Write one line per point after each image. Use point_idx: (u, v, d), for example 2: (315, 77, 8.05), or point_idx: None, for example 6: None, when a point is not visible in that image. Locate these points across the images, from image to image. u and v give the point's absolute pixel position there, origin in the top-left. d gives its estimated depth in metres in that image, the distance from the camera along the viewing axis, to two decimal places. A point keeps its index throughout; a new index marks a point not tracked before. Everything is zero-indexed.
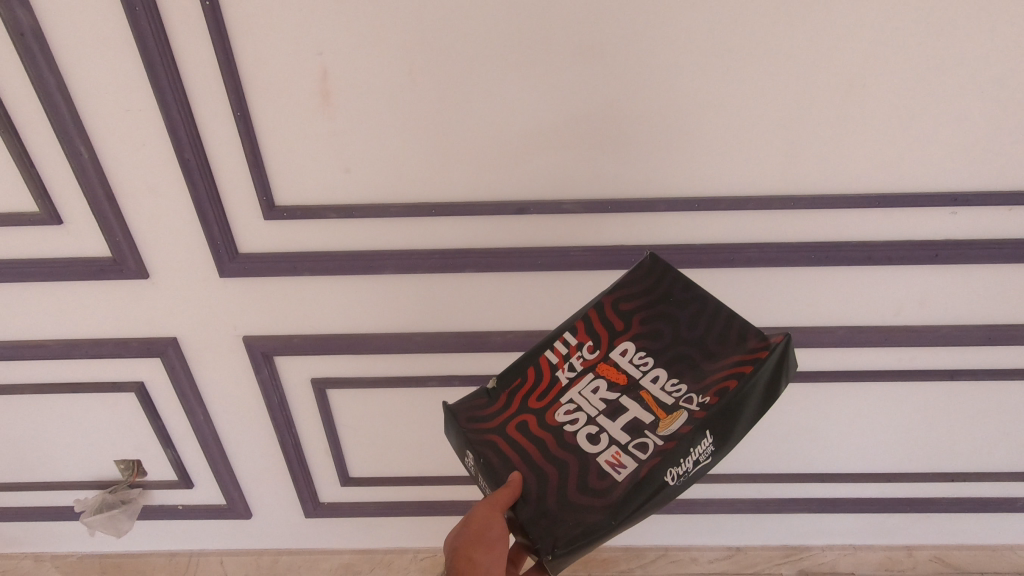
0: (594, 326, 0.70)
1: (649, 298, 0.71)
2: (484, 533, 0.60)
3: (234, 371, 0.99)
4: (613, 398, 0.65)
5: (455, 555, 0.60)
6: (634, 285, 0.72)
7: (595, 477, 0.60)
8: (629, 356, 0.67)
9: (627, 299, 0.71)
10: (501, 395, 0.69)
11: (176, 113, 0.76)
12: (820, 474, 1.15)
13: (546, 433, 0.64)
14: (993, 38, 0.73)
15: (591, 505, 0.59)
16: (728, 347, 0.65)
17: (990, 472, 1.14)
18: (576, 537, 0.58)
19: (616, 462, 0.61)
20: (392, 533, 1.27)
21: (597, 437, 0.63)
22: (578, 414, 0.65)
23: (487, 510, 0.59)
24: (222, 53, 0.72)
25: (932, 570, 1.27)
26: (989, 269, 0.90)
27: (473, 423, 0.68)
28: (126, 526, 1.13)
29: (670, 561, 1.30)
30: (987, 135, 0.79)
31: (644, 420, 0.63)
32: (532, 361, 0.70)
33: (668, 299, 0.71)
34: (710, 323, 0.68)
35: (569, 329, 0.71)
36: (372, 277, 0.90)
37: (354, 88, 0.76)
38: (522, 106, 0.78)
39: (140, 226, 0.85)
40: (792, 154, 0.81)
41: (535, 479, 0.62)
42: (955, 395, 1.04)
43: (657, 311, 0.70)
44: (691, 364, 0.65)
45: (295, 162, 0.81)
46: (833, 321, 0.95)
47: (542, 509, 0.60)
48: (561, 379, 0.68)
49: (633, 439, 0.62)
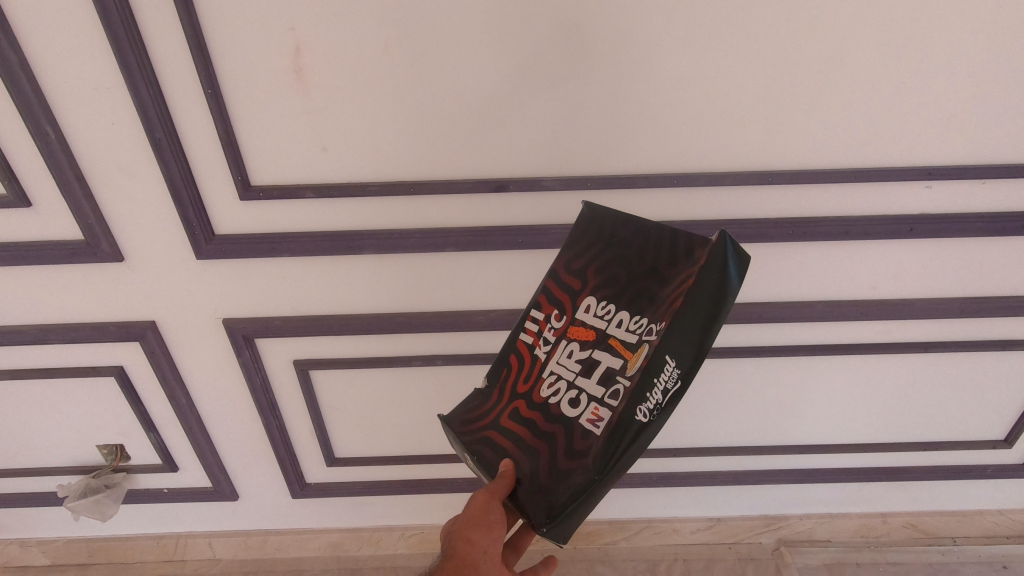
0: (554, 293, 0.68)
1: (598, 246, 0.67)
2: (483, 517, 0.63)
3: (214, 354, 0.99)
4: (586, 356, 0.64)
5: (456, 535, 0.63)
6: (580, 239, 0.68)
7: (579, 438, 0.61)
8: (593, 310, 0.64)
9: (579, 256, 0.67)
10: (494, 390, 0.70)
11: (144, 91, 0.73)
12: (799, 446, 1.18)
13: (535, 412, 0.65)
14: (980, 8, 0.72)
15: (577, 468, 0.60)
16: (679, 265, 0.59)
17: (962, 441, 1.18)
18: (569, 503, 0.59)
19: (596, 418, 0.61)
20: (380, 512, 1.29)
21: (577, 398, 0.63)
22: (559, 384, 0.64)
23: (489, 493, 0.62)
24: (190, 28, 0.70)
25: (904, 536, 1.32)
26: (966, 241, 0.91)
27: (471, 423, 0.70)
28: (110, 510, 1.13)
29: (654, 532, 1.33)
30: (969, 107, 0.80)
31: (616, 367, 0.61)
32: (512, 347, 0.70)
33: (615, 239, 0.66)
34: (658, 247, 0.62)
35: (534, 307, 0.69)
36: (352, 258, 0.89)
37: (329, 62, 0.75)
38: (503, 77, 0.76)
39: (113, 208, 0.83)
40: (773, 128, 0.81)
41: (531, 459, 0.64)
42: (931, 366, 1.07)
43: (606, 258, 0.65)
44: (646, 295, 0.61)
45: (272, 141, 0.80)
46: (812, 296, 0.97)
47: (539, 485, 0.62)
48: (539, 356, 0.67)
49: (609, 389, 0.61)
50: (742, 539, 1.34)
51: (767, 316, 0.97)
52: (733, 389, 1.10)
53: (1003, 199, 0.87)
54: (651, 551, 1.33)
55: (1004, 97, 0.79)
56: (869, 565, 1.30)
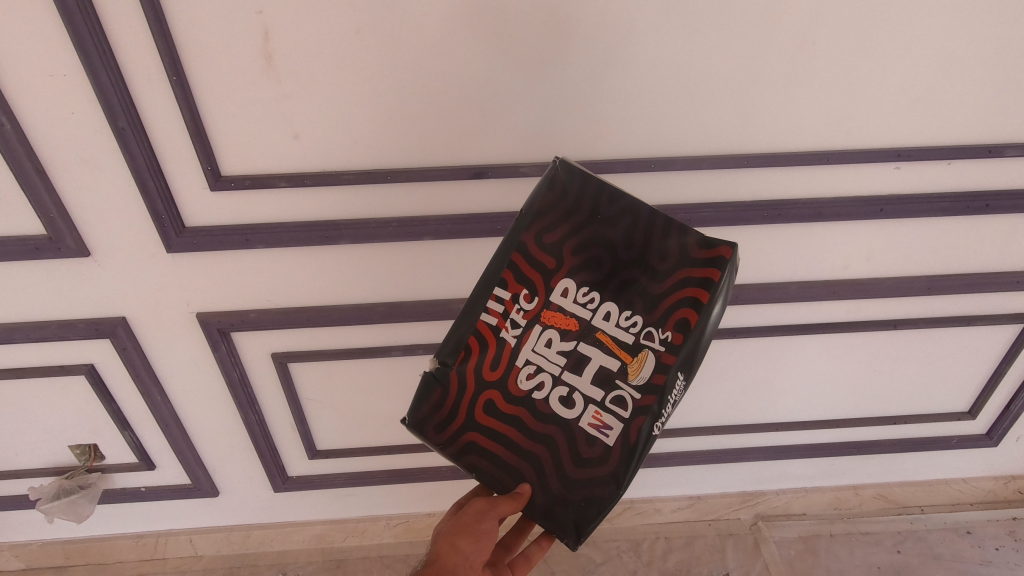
0: (525, 273, 0.63)
1: (576, 223, 0.63)
2: (471, 523, 0.66)
3: (190, 349, 0.97)
4: (571, 348, 0.64)
5: (442, 538, 0.65)
6: (554, 211, 0.63)
7: (585, 445, 0.65)
8: (572, 296, 0.63)
9: (551, 230, 0.63)
10: (454, 377, 0.65)
11: (105, 78, 0.71)
12: (774, 423, 1.21)
13: (518, 409, 0.65)
14: None
15: (590, 479, 0.66)
16: (677, 265, 0.61)
17: (928, 414, 1.23)
18: (590, 509, 0.66)
19: (599, 423, 0.64)
20: (365, 503, 1.28)
21: (571, 398, 0.64)
22: (542, 376, 0.64)
23: (482, 503, 0.66)
24: (151, 12, 0.67)
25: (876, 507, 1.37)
26: (932, 221, 0.94)
27: (446, 427, 0.66)
28: (86, 511, 1.11)
29: (635, 513, 1.35)
30: (934, 89, 0.81)
31: (611, 368, 0.63)
32: (471, 328, 0.64)
33: (597, 216, 0.62)
34: (649, 237, 0.62)
35: (497, 283, 0.64)
36: (329, 249, 0.88)
37: (299, 47, 0.73)
38: (479, 62, 0.76)
39: (77, 201, 0.80)
40: (747, 111, 0.82)
41: (535, 464, 0.66)
42: (899, 343, 1.10)
43: (588, 238, 0.63)
44: (638, 289, 0.62)
45: (243, 130, 0.78)
46: (786, 278, 0.99)
47: (554, 494, 0.67)
48: (507, 340, 0.64)
49: (608, 393, 0.63)
50: (721, 516, 1.37)
51: (743, 298, 0.99)
52: (710, 370, 1.12)
53: (967, 179, 0.90)
54: (632, 531, 1.36)
55: (966, 79, 0.81)
56: (843, 536, 1.35)
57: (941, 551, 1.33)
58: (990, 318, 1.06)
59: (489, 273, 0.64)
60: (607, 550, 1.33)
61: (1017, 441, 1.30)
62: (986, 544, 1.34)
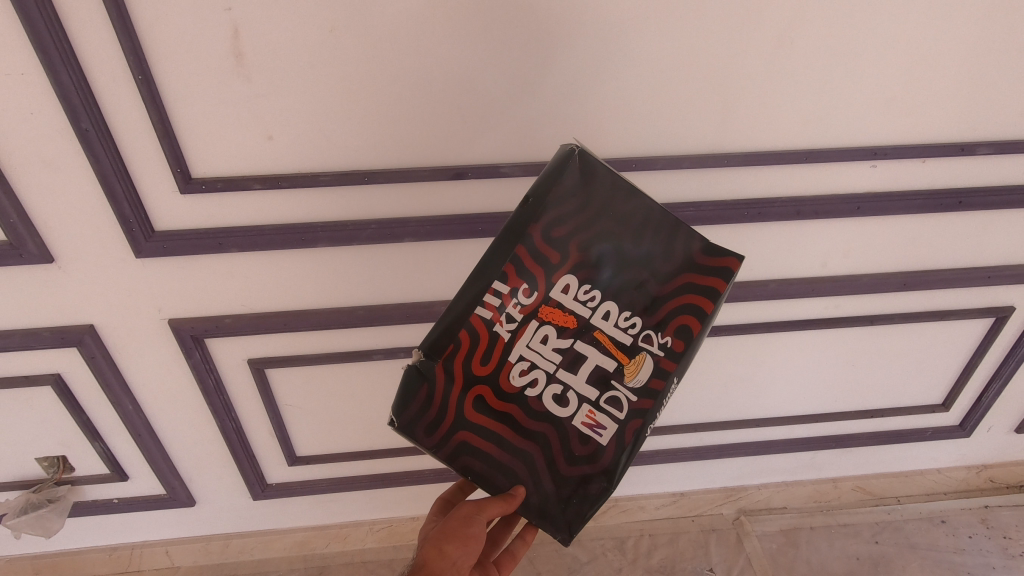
0: (528, 267, 0.59)
1: (586, 216, 0.59)
2: (459, 527, 0.65)
3: (162, 356, 0.94)
4: (567, 346, 0.61)
5: (429, 543, 0.64)
6: (566, 204, 0.58)
7: (579, 443, 0.64)
8: (573, 293, 0.60)
9: (559, 224, 0.59)
10: (444, 377, 0.60)
11: (66, 76, 0.68)
12: (756, 419, 1.22)
13: (511, 408, 0.62)
14: None
15: (584, 477, 0.66)
16: (682, 271, 0.61)
17: (904, 407, 1.25)
18: (581, 505, 0.67)
19: (593, 422, 0.63)
20: (347, 508, 1.26)
21: (565, 396, 0.63)
22: (536, 374, 0.62)
23: (470, 507, 0.66)
24: (113, 7, 0.64)
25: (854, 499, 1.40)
26: (907, 218, 0.95)
27: (435, 429, 0.62)
28: (54, 525, 1.08)
29: (620, 510, 1.36)
30: (908, 88, 0.82)
31: (607, 368, 0.62)
32: (465, 324, 0.59)
33: (609, 213, 0.59)
34: (658, 241, 0.60)
35: (496, 276, 0.59)
36: (306, 252, 0.86)
37: (270, 45, 0.70)
38: (456, 60, 0.74)
39: (39, 205, 0.77)
40: (726, 110, 0.82)
41: (527, 462, 0.65)
42: (876, 337, 1.12)
43: (597, 235, 0.59)
44: (639, 291, 0.61)
45: (213, 129, 0.75)
46: (766, 276, 0.99)
47: (547, 491, 0.67)
48: (502, 334, 0.60)
49: (604, 393, 0.63)
50: (704, 512, 1.38)
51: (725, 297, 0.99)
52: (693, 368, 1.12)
53: (941, 177, 0.91)
54: (617, 528, 1.36)
55: (939, 78, 0.82)
56: (823, 529, 1.37)
57: (917, 540, 1.35)
58: (963, 312, 1.08)
59: (489, 264, 0.59)
60: (592, 549, 1.33)
61: (989, 431, 1.33)
62: (960, 532, 1.37)
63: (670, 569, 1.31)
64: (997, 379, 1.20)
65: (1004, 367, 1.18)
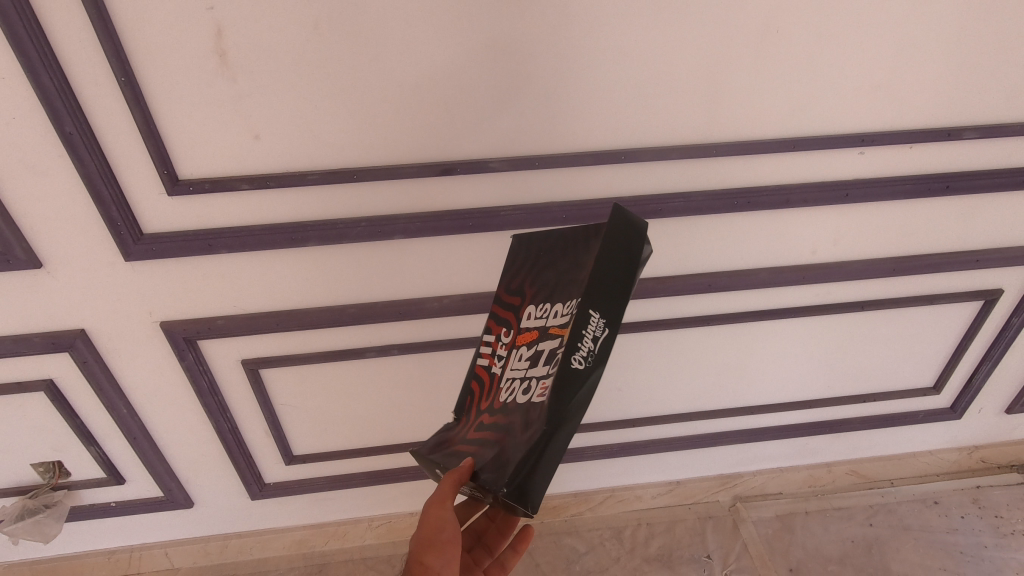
0: (503, 312, 0.69)
1: (531, 258, 0.67)
2: (432, 537, 0.65)
3: (155, 358, 0.94)
4: (532, 351, 0.63)
5: (411, 559, 0.65)
6: (519, 255, 0.69)
7: (530, 416, 0.58)
8: (533, 313, 0.65)
9: (516, 272, 0.69)
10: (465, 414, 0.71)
11: (48, 79, 0.67)
12: (750, 406, 1.23)
13: (497, 417, 0.65)
14: None
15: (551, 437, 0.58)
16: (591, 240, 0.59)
17: (895, 390, 1.26)
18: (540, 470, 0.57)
19: (539, 393, 0.58)
20: (345, 506, 1.27)
21: (526, 388, 0.61)
22: (512, 383, 0.64)
23: (434, 511, 0.65)
24: (94, 9, 0.64)
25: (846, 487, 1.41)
26: (895, 204, 0.96)
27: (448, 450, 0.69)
28: (52, 531, 1.07)
29: (617, 501, 1.37)
30: (894, 75, 0.83)
31: (551, 344, 0.59)
32: (473, 373, 0.71)
33: (545, 244, 0.66)
34: (576, 235, 0.62)
35: (486, 330, 0.71)
36: (297, 251, 0.86)
37: (255, 43, 0.70)
38: (442, 56, 0.74)
39: (25, 210, 0.76)
40: (712, 100, 0.82)
41: (498, 451, 0.61)
42: (866, 322, 1.13)
43: (541, 262, 0.66)
44: (569, 277, 0.61)
45: (199, 130, 0.75)
46: (757, 264, 1.00)
47: (506, 466, 0.59)
48: (494, 371, 0.68)
49: (547, 363, 0.59)
50: (700, 499, 1.39)
51: (716, 286, 1.00)
52: (685, 357, 1.13)
53: (927, 163, 0.92)
54: (615, 518, 1.37)
55: (924, 64, 0.82)
56: (818, 513, 1.39)
57: (910, 522, 1.37)
58: (951, 296, 1.09)
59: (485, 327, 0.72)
60: (591, 539, 1.34)
61: (979, 412, 1.35)
62: (953, 513, 1.39)
63: (668, 556, 1.32)
64: (987, 361, 1.21)
65: (994, 349, 1.19)
